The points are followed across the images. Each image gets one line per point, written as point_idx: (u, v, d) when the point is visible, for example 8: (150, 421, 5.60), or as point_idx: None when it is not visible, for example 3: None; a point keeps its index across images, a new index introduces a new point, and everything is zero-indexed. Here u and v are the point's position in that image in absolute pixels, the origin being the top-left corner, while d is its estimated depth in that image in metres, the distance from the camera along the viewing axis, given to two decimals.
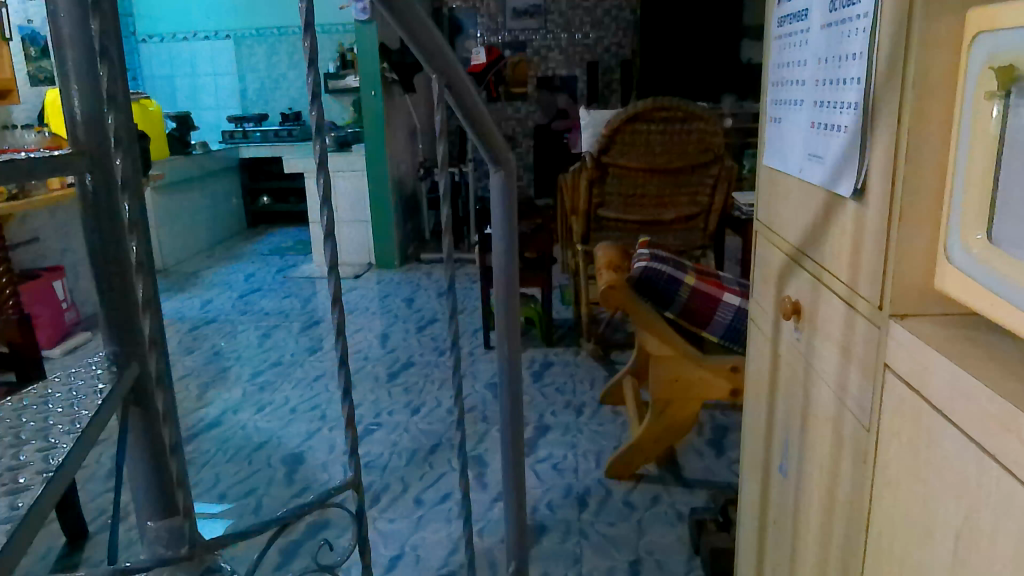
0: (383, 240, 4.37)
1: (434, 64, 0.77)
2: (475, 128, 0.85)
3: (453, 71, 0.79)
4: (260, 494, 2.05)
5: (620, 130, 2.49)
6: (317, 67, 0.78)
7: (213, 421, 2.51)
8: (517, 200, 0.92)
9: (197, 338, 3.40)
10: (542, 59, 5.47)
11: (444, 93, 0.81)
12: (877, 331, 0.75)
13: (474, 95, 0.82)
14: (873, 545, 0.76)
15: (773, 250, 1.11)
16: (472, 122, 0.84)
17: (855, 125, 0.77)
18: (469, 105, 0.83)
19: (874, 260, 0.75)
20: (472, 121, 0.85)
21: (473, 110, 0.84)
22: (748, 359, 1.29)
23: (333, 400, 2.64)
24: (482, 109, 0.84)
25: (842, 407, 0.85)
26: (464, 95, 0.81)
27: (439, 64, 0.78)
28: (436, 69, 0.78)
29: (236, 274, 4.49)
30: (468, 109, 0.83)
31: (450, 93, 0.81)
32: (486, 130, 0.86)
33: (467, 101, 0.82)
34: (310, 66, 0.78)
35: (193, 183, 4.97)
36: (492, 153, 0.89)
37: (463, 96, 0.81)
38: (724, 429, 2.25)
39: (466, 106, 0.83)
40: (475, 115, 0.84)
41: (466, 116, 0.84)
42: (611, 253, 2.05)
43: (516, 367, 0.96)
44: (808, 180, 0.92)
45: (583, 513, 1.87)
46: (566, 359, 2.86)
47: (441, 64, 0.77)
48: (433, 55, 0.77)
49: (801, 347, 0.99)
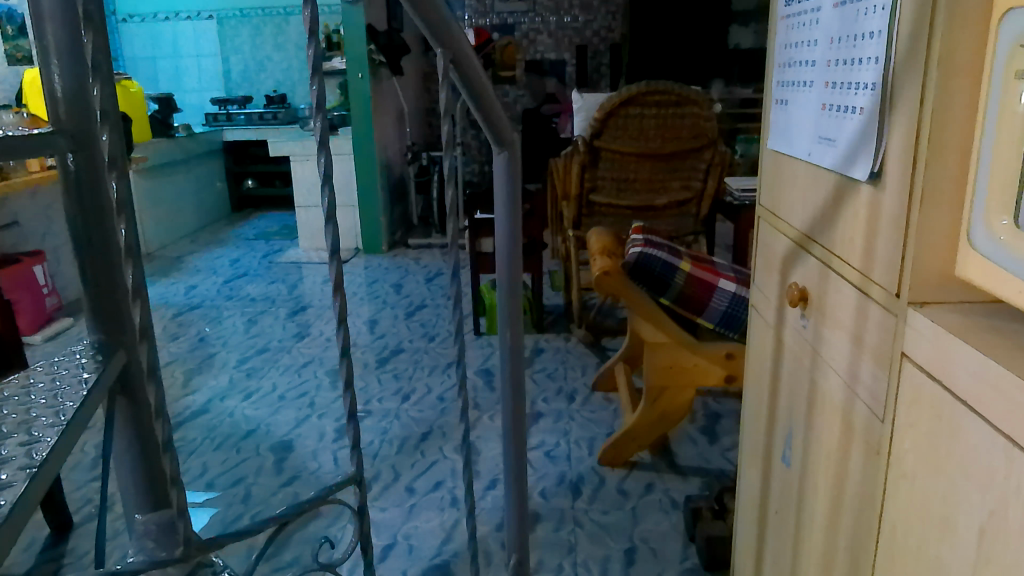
0: (371, 225, 4.32)
1: (439, 39, 0.74)
2: (477, 106, 0.82)
3: (458, 45, 0.75)
4: (248, 483, 2.02)
5: (613, 114, 2.46)
6: (317, 40, 0.74)
7: (200, 408, 2.48)
8: (521, 184, 0.89)
9: (183, 324, 3.34)
10: (531, 43, 5.43)
11: (449, 70, 0.77)
12: (893, 319, 0.73)
13: (477, 70, 0.79)
14: (887, 539, 0.74)
15: (778, 236, 1.08)
16: (476, 99, 0.81)
17: (872, 106, 0.74)
18: (474, 82, 0.80)
19: (892, 244, 0.72)
20: (477, 101, 0.82)
21: (478, 88, 0.80)
22: (748, 347, 1.27)
23: (322, 387, 2.61)
24: (487, 87, 0.81)
25: (853, 396, 0.82)
26: (466, 69, 0.77)
27: (446, 40, 0.74)
28: (439, 43, 0.74)
29: (222, 259, 4.43)
30: (472, 85, 0.79)
31: (453, 69, 0.77)
32: (490, 110, 0.83)
33: (470, 76, 0.78)
34: (310, 38, 0.74)
35: (176, 166, 4.89)
36: (496, 134, 0.86)
37: (468, 69, 0.78)
38: (717, 417, 2.24)
39: (470, 82, 0.79)
40: (480, 92, 0.81)
41: (469, 91, 0.80)
42: (604, 238, 2.03)
43: (518, 355, 0.93)
44: (817, 163, 0.90)
45: (577, 501, 1.85)
46: (556, 346, 2.84)
47: (445, 38, 0.74)
48: (439, 31, 0.73)
49: (807, 335, 0.97)
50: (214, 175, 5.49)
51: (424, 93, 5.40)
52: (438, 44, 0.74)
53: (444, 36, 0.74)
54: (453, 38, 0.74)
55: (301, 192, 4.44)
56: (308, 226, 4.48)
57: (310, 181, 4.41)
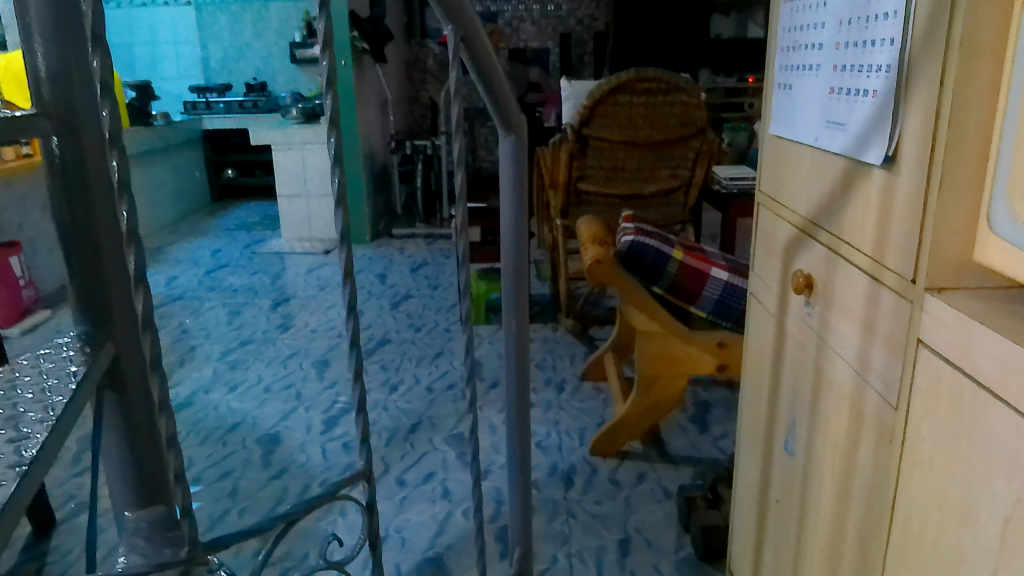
0: (355, 215, 4.27)
1: (450, 17, 0.72)
2: (486, 87, 0.80)
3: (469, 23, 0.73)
4: (236, 477, 1.98)
5: (603, 101, 2.43)
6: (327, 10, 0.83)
7: (184, 401, 2.44)
8: (527, 168, 0.87)
9: (164, 315, 3.28)
10: (513, 31, 5.42)
11: (459, 48, 0.75)
12: (908, 306, 0.71)
13: (487, 50, 0.77)
14: (901, 528, 0.73)
15: (780, 223, 1.07)
16: (485, 81, 0.79)
17: (886, 89, 0.73)
18: (483, 60, 0.77)
19: (907, 229, 0.71)
20: (487, 81, 0.79)
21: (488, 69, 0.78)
22: (746, 334, 1.26)
23: (308, 379, 2.57)
24: (497, 69, 0.79)
25: (863, 383, 0.81)
26: (475, 49, 0.76)
27: (455, 16, 0.72)
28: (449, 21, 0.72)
29: (203, 250, 4.36)
30: (481, 64, 0.77)
31: (463, 48, 0.75)
32: (500, 92, 0.81)
33: (480, 56, 0.76)
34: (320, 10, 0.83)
35: (154, 155, 4.81)
36: (503, 118, 0.84)
37: (477, 51, 0.76)
38: (707, 405, 2.24)
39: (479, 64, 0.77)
40: (489, 71, 0.78)
41: (478, 71, 0.78)
42: (595, 227, 2.01)
43: (522, 346, 0.92)
44: (825, 148, 0.88)
45: (570, 491, 1.84)
46: (544, 336, 2.83)
47: (456, 16, 0.72)
48: (450, 8, 0.71)
49: (813, 323, 0.95)
50: (193, 164, 5.40)
51: (406, 81, 5.36)
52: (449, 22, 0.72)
53: (454, 15, 0.72)
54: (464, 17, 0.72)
55: (283, 181, 4.38)
56: (290, 216, 4.42)
57: (293, 169, 4.36)
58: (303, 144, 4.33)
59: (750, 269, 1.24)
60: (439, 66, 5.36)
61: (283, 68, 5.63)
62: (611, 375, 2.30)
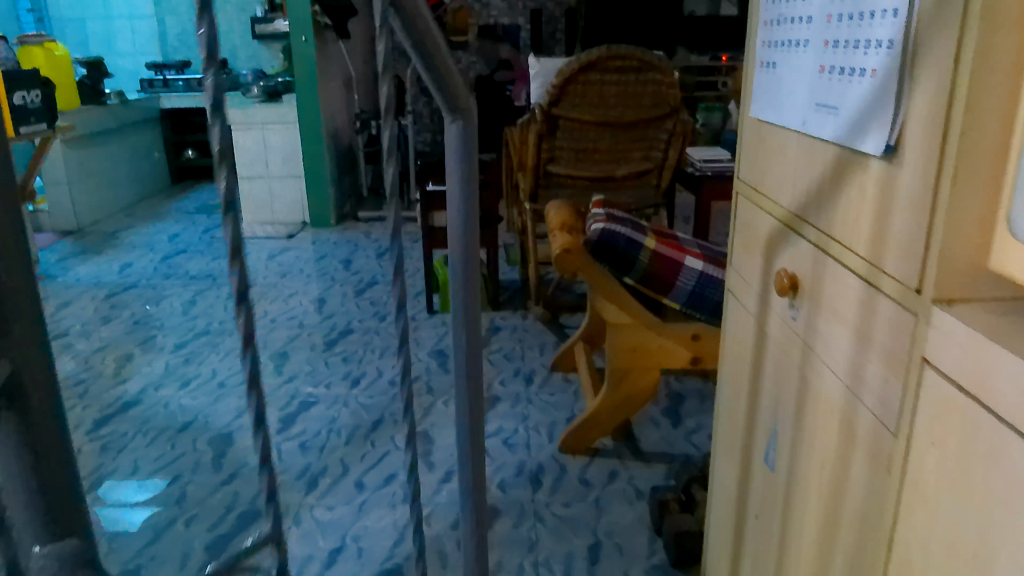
0: (318, 197, 4.12)
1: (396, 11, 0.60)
2: (434, 78, 0.69)
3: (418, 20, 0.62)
4: (184, 482, 1.87)
5: (572, 80, 2.31)
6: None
7: (132, 399, 2.30)
8: (477, 159, 0.75)
9: (115, 306, 3.13)
10: (483, 7, 5.27)
11: (387, 15, 0.61)
12: (909, 318, 0.62)
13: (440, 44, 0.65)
14: (900, 568, 0.65)
15: (761, 215, 0.98)
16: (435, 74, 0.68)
17: (888, 67, 0.63)
18: (420, 29, 0.63)
19: (911, 229, 0.61)
20: (433, 72, 0.68)
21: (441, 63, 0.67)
22: (723, 333, 1.17)
23: (266, 373, 2.45)
24: (449, 59, 0.68)
25: (855, 399, 0.72)
26: (425, 44, 0.64)
27: None
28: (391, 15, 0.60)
29: (159, 234, 4.18)
30: (417, 33, 0.62)
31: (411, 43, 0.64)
32: (449, 81, 0.69)
33: (429, 50, 0.65)
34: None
35: (108, 136, 4.59)
36: (450, 102, 0.72)
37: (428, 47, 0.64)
38: (680, 397, 2.17)
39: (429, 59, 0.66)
40: (427, 42, 0.64)
41: (424, 62, 0.67)
42: (564, 213, 1.91)
43: (475, 357, 0.81)
44: (815, 134, 0.79)
45: (538, 493, 1.75)
46: (513, 324, 2.73)
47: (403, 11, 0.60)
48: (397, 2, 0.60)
49: (797, 327, 0.86)
50: (151, 145, 5.19)
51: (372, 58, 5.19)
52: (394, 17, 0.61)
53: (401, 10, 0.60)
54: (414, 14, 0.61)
55: (243, 162, 4.19)
56: (251, 198, 4.24)
57: (253, 150, 4.15)
58: (264, 123, 4.10)
59: (727, 263, 1.15)
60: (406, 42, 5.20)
61: (244, 44, 5.41)
62: (582, 367, 2.21)
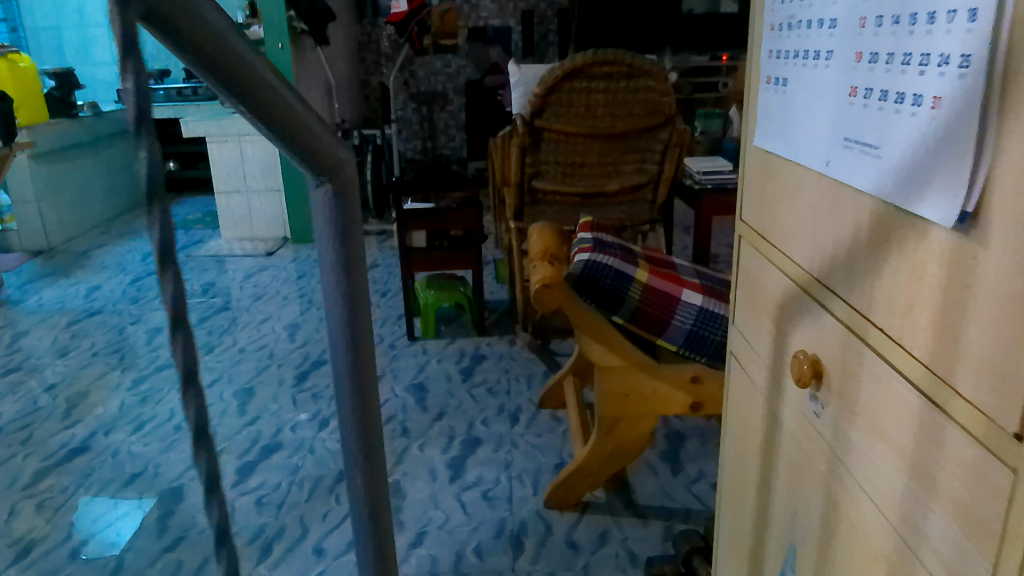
0: (299, 212, 3.90)
1: (193, 49, 0.40)
2: (277, 134, 0.48)
3: (230, 55, 0.42)
4: (123, 549, 1.68)
5: (556, 88, 2.11)
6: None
7: (79, 445, 2.11)
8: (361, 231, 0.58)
9: (76, 335, 2.93)
10: (472, 8, 5.06)
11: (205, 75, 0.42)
12: (996, 466, 0.42)
13: (273, 86, 0.45)
14: None
15: (769, 270, 0.78)
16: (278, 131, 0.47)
17: (966, 95, 0.43)
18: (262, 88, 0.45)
19: (1002, 338, 0.41)
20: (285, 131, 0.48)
21: (282, 112, 0.47)
22: (723, 402, 0.97)
23: (227, 413, 2.32)
24: (300, 114, 0.48)
25: (908, 552, 0.52)
26: (251, 90, 0.44)
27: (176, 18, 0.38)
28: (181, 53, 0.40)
29: (132, 253, 3.98)
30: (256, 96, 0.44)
31: (223, 88, 0.43)
32: (310, 139, 0.50)
33: (257, 97, 0.44)
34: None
35: (81, 150, 4.39)
36: (321, 167, 0.53)
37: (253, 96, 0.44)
38: (680, 438, 1.96)
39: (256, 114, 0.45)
40: (274, 101, 0.45)
41: (253, 116, 0.46)
42: (546, 240, 1.71)
43: None
44: (845, 178, 0.59)
45: (519, 560, 1.55)
46: (499, 352, 2.52)
47: (201, 44, 0.40)
48: (190, 35, 0.39)
49: (821, 425, 0.66)
50: (130, 157, 4.98)
51: (358, 64, 4.98)
52: (189, 55, 0.40)
53: (199, 45, 0.40)
54: (218, 46, 0.41)
55: (219, 175, 3.94)
56: (229, 213, 4.01)
57: (230, 163, 3.93)
58: (240, 136, 3.88)
59: (727, 320, 0.95)
60: (393, 46, 4.99)
61: None
62: (571, 404, 2.01)
